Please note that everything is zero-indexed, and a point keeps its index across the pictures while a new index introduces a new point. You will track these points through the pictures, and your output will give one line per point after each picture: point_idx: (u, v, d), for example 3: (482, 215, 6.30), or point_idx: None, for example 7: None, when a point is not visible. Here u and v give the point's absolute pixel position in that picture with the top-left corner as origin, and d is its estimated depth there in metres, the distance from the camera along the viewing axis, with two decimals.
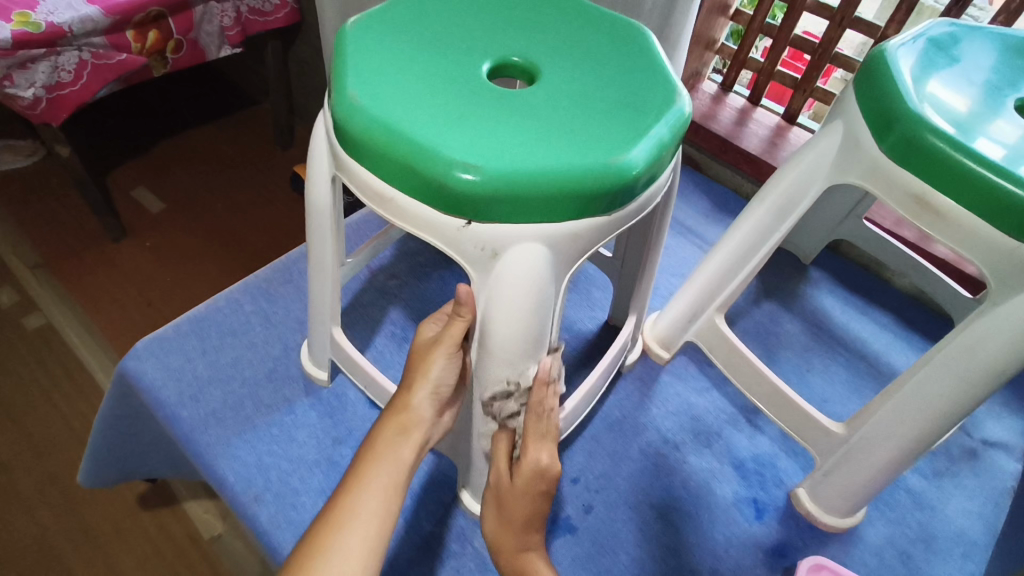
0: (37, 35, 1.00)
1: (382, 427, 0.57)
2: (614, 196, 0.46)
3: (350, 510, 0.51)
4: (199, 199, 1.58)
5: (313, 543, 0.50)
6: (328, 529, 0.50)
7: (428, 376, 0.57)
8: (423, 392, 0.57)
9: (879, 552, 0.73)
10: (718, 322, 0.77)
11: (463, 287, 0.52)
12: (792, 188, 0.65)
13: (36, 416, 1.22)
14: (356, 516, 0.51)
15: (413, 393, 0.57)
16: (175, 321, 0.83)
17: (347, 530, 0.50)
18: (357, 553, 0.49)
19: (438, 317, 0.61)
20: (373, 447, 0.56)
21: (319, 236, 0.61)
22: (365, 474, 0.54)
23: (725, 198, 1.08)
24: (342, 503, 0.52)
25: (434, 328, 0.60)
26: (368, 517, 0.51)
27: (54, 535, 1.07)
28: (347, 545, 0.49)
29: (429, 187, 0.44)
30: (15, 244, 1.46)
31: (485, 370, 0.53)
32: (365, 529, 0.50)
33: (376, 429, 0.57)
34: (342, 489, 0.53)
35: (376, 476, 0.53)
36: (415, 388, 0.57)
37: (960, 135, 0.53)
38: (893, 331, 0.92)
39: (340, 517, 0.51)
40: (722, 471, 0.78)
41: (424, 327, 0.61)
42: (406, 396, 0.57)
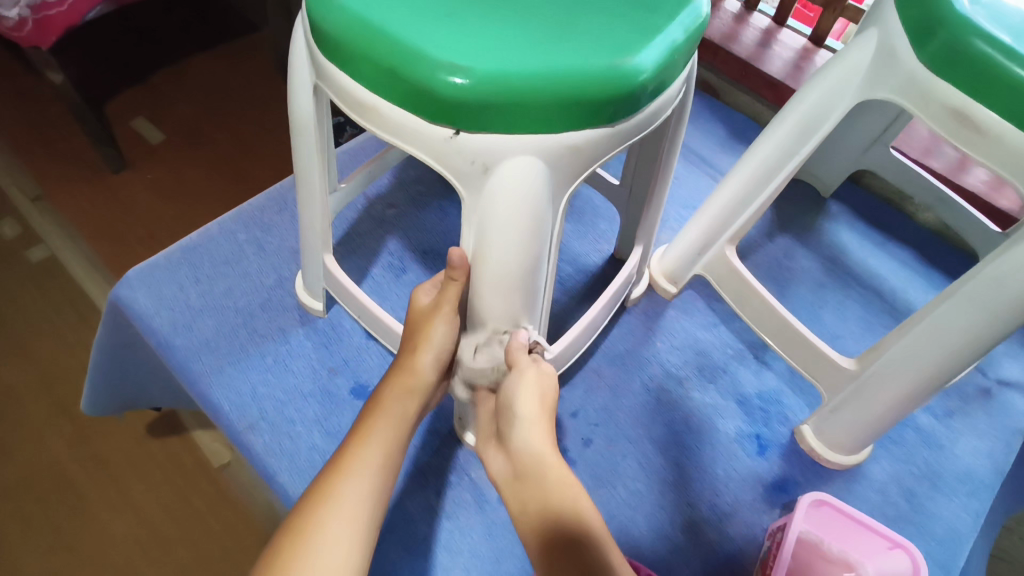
0: None
1: (387, 387, 0.56)
2: (618, 104, 0.42)
3: (358, 459, 0.51)
4: (197, 129, 1.53)
5: (320, 488, 0.49)
6: (335, 476, 0.50)
7: (430, 340, 0.55)
8: (428, 356, 0.55)
9: (882, 489, 0.72)
10: (729, 254, 0.73)
11: (455, 249, 0.49)
12: (816, 106, 0.59)
13: (45, 346, 1.22)
14: (362, 464, 0.50)
15: (418, 354, 0.55)
16: (166, 250, 0.81)
17: (354, 477, 0.50)
18: (364, 500, 0.49)
19: (433, 283, 0.58)
20: (381, 401, 0.55)
21: (305, 158, 0.57)
22: (371, 426, 0.53)
23: (743, 126, 1.02)
24: (349, 452, 0.51)
25: (429, 294, 0.57)
26: (375, 467, 0.51)
27: (68, 460, 1.10)
28: (354, 492, 0.49)
29: (414, 92, 0.40)
30: (13, 174, 1.43)
31: (481, 302, 0.50)
32: (371, 478, 0.50)
33: (382, 387, 0.56)
34: (348, 441, 0.53)
35: (382, 429, 0.53)
36: (420, 349, 0.55)
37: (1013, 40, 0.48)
38: (913, 268, 0.89)
39: (346, 464, 0.50)
40: (726, 407, 0.76)
41: (418, 294, 0.58)
42: (411, 357, 0.55)
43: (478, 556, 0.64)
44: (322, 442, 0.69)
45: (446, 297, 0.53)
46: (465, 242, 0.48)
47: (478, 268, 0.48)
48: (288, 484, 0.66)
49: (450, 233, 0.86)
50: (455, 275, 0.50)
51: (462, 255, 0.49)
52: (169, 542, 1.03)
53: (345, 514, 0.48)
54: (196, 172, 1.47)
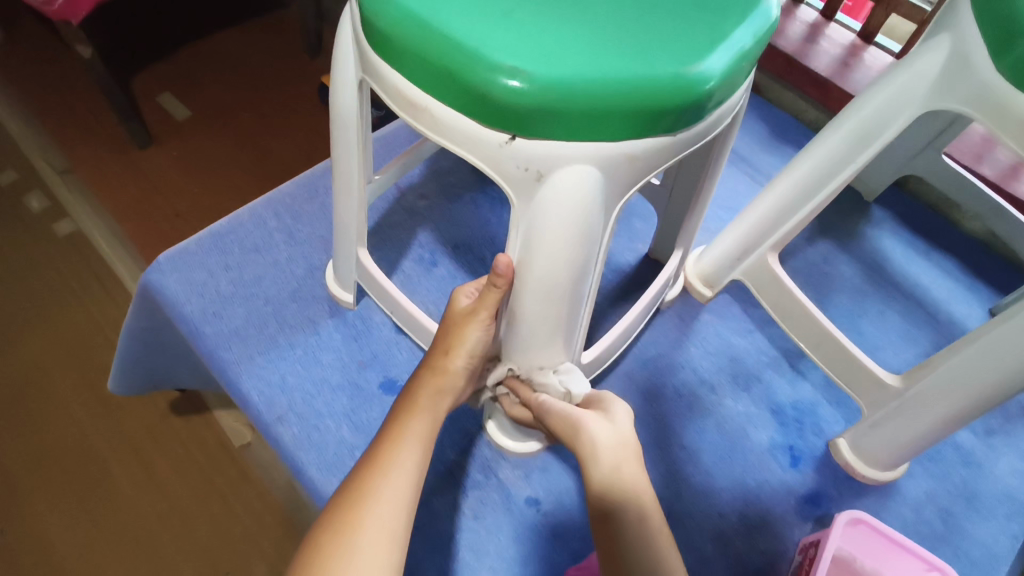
0: None
1: (418, 387, 0.56)
2: (680, 113, 0.40)
3: (395, 455, 0.51)
4: (223, 107, 1.52)
5: (357, 484, 0.49)
6: (372, 471, 0.50)
7: (464, 342, 0.56)
8: (462, 358, 0.56)
9: (918, 507, 0.70)
10: (771, 261, 0.71)
11: (502, 257, 0.47)
12: (876, 114, 0.57)
13: (72, 322, 1.23)
14: (398, 460, 0.50)
15: (452, 356, 0.56)
16: (197, 234, 0.80)
17: (391, 473, 0.49)
18: (402, 495, 0.48)
19: (474, 284, 0.59)
20: (413, 401, 0.55)
21: (344, 149, 0.56)
22: (406, 424, 0.53)
23: (785, 124, 0.98)
24: (385, 448, 0.51)
25: (469, 295, 0.58)
26: (411, 463, 0.50)
27: (93, 436, 1.11)
28: (392, 486, 0.48)
29: (467, 94, 0.39)
30: (42, 148, 1.43)
31: (523, 313, 0.49)
32: (408, 474, 0.50)
33: (413, 384, 0.57)
34: (383, 438, 0.53)
35: (416, 427, 0.53)
36: (454, 351, 0.56)
37: None
38: (957, 278, 0.86)
39: (382, 460, 0.50)
40: (759, 415, 0.75)
41: (459, 295, 0.59)
42: (444, 358, 0.56)
43: (505, 557, 0.63)
44: (350, 437, 0.68)
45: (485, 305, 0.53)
46: (512, 251, 0.46)
47: (524, 279, 0.46)
48: (316, 478, 0.65)
49: (482, 226, 0.85)
50: (498, 283, 0.48)
51: (508, 263, 0.47)
52: (191, 519, 1.04)
53: (385, 508, 0.47)
54: (222, 149, 1.46)
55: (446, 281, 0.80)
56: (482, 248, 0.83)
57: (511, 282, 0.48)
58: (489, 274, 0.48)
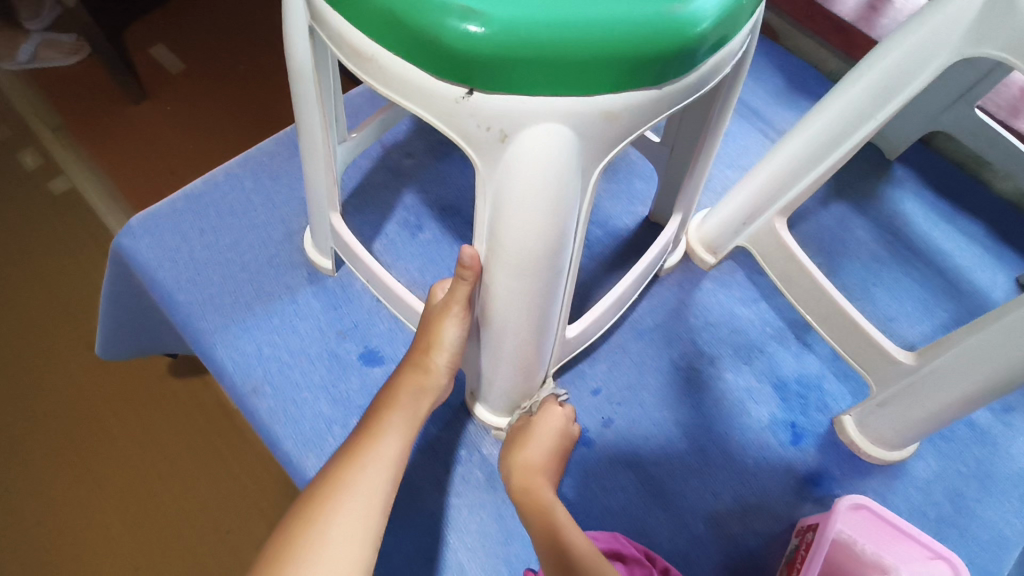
0: None
1: (398, 383, 0.54)
2: (667, 62, 0.35)
3: (372, 446, 0.49)
4: (217, 58, 1.46)
5: (331, 474, 0.47)
6: (348, 463, 0.48)
7: (442, 341, 0.53)
8: (442, 357, 0.54)
9: (926, 489, 0.66)
10: (778, 227, 0.66)
11: (468, 248, 0.46)
12: (900, 64, 0.51)
13: (67, 281, 1.21)
14: (376, 453, 0.49)
15: (432, 354, 0.54)
16: (172, 196, 0.76)
17: (368, 464, 0.48)
18: (379, 488, 0.47)
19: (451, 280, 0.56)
20: (392, 397, 0.53)
21: (305, 106, 0.51)
22: (385, 417, 0.51)
23: (803, 75, 0.91)
24: (363, 440, 0.49)
25: (446, 289, 0.55)
26: (389, 456, 0.49)
27: (91, 396, 1.10)
28: (367, 478, 0.47)
29: (420, 42, 0.34)
30: (34, 105, 1.39)
31: (495, 297, 0.46)
32: (386, 467, 0.48)
33: (393, 381, 0.55)
34: (362, 429, 0.51)
35: (395, 419, 0.51)
36: (433, 350, 0.54)
37: None
38: (983, 244, 0.80)
39: (360, 452, 0.48)
40: (761, 390, 0.71)
41: (435, 291, 0.56)
42: (424, 356, 0.54)
43: (486, 538, 0.61)
44: (327, 410, 0.65)
45: (455, 298, 0.50)
46: (478, 244, 0.45)
47: (489, 261, 0.44)
48: (292, 453, 0.63)
49: (471, 188, 0.80)
50: (465, 275, 0.48)
51: (473, 255, 0.46)
52: (187, 482, 1.03)
53: (359, 501, 0.46)
54: (214, 102, 1.40)
55: (431, 246, 0.75)
56: (470, 211, 0.78)
57: (478, 274, 0.47)
58: (457, 268, 0.48)
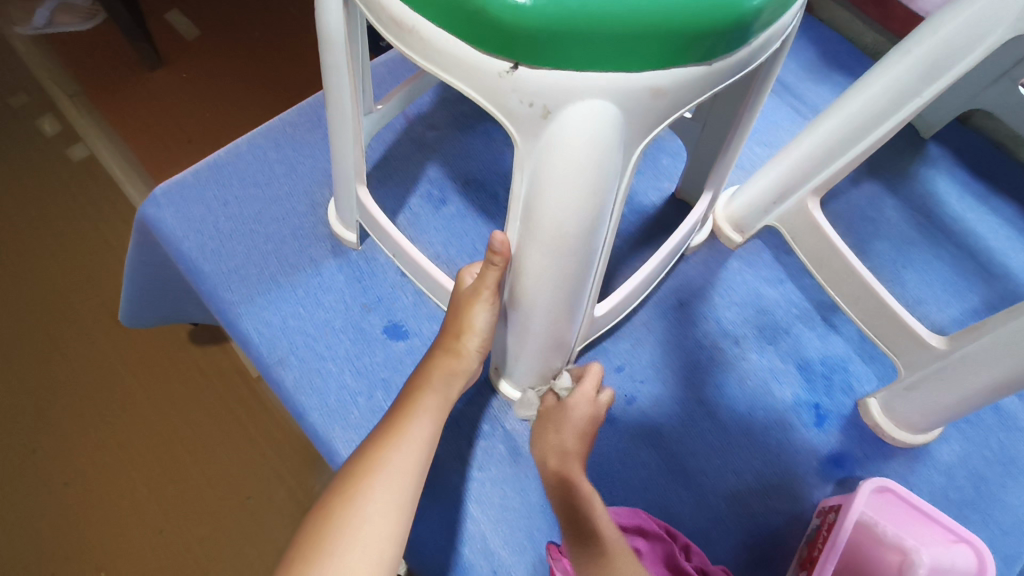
0: None
1: (431, 366, 0.54)
2: (719, 37, 0.34)
3: (405, 428, 0.49)
4: (233, 23, 1.44)
5: (367, 454, 0.48)
6: (382, 443, 0.48)
7: (473, 325, 0.53)
8: (474, 342, 0.54)
9: (949, 472, 0.66)
10: (811, 207, 0.65)
11: (499, 236, 0.46)
12: (952, 39, 0.49)
13: (88, 248, 1.22)
14: (409, 434, 0.49)
15: (463, 339, 0.54)
16: (195, 166, 0.76)
17: (401, 445, 0.48)
18: (412, 469, 0.47)
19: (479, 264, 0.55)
20: (425, 379, 0.53)
21: (336, 76, 0.50)
22: (418, 399, 0.51)
23: (837, 49, 0.88)
24: (396, 421, 0.50)
25: (475, 274, 0.55)
26: (421, 438, 0.49)
27: (115, 362, 1.12)
28: (400, 459, 0.47)
29: (466, 16, 0.33)
30: (51, 70, 1.38)
31: (528, 278, 0.46)
32: (419, 449, 0.49)
33: (424, 364, 0.55)
34: (396, 411, 0.51)
35: (427, 402, 0.51)
36: (464, 334, 0.53)
37: None
38: (1017, 226, 0.78)
39: (394, 432, 0.49)
40: (786, 371, 0.70)
41: (464, 275, 0.56)
42: (456, 340, 0.54)
43: (509, 510, 0.62)
44: (352, 382, 0.66)
45: (484, 283, 0.50)
46: (508, 228, 0.45)
47: (523, 242, 0.43)
48: (318, 424, 0.64)
49: (494, 161, 0.79)
50: (495, 260, 0.47)
51: (504, 241, 0.46)
52: (209, 447, 1.05)
53: (393, 481, 0.46)
54: (231, 69, 1.39)
55: (455, 220, 0.75)
56: (494, 185, 0.77)
57: (508, 260, 0.47)
58: (487, 253, 0.48)
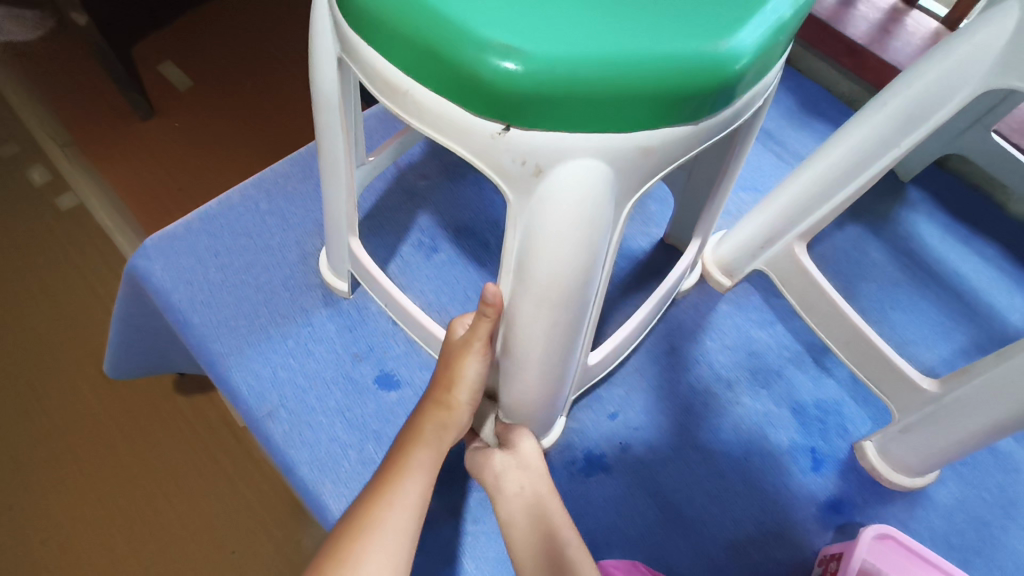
0: None
1: (422, 418, 0.53)
2: (705, 98, 0.35)
3: (397, 485, 0.48)
4: (224, 74, 1.47)
5: (359, 513, 0.47)
6: (374, 501, 0.48)
7: (464, 376, 0.52)
8: (464, 394, 0.53)
9: (949, 515, 0.66)
10: (797, 252, 0.66)
11: (492, 286, 0.45)
12: (927, 92, 0.51)
13: (74, 298, 1.21)
14: (402, 490, 0.48)
15: (454, 391, 0.53)
16: (185, 217, 0.76)
17: (394, 503, 0.47)
18: (406, 527, 0.47)
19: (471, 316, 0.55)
20: (417, 432, 0.52)
21: (328, 133, 0.51)
22: (409, 454, 0.51)
23: (814, 97, 0.91)
24: (388, 478, 0.49)
25: (466, 325, 0.55)
26: (414, 494, 0.48)
27: (97, 413, 1.09)
28: (393, 518, 0.47)
29: (457, 79, 0.34)
30: (42, 120, 1.39)
31: (522, 330, 0.46)
32: (412, 506, 0.48)
33: (417, 415, 0.54)
34: (388, 465, 0.51)
35: (420, 456, 0.51)
36: (456, 387, 0.53)
37: None
38: (998, 265, 0.79)
39: (386, 490, 0.48)
40: (780, 415, 0.70)
41: (454, 326, 0.55)
42: (446, 392, 0.53)
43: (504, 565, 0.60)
44: (343, 434, 0.65)
45: (477, 334, 0.49)
46: (500, 280, 0.45)
47: (516, 295, 0.43)
48: (308, 478, 0.62)
49: (485, 209, 0.80)
50: (487, 312, 0.47)
51: (496, 294, 0.45)
52: (192, 502, 1.02)
53: (386, 541, 0.46)
54: (223, 119, 1.41)
55: (446, 268, 0.75)
56: (485, 233, 0.78)
57: (500, 311, 0.46)
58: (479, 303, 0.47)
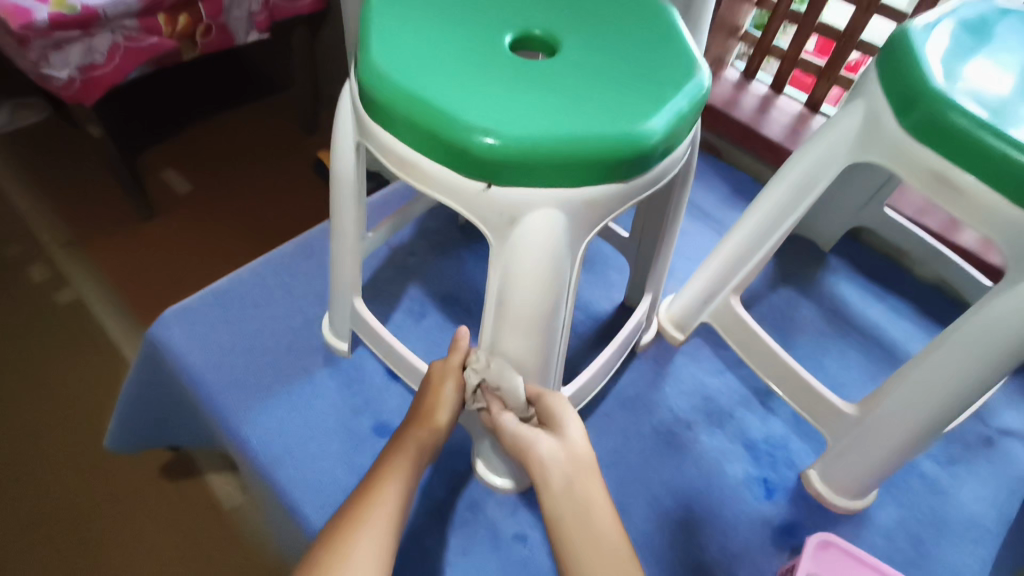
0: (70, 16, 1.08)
1: (406, 434, 0.60)
2: (632, 163, 0.47)
3: (379, 489, 0.54)
4: (221, 181, 1.62)
5: (345, 517, 0.52)
6: (359, 505, 0.53)
7: (443, 398, 0.61)
8: (445, 415, 0.61)
9: (889, 534, 0.73)
10: (734, 304, 0.78)
11: None
12: (812, 166, 0.65)
13: (67, 387, 1.25)
14: (383, 494, 0.53)
15: (437, 412, 0.60)
16: (201, 291, 0.86)
17: (376, 505, 0.52)
18: (386, 526, 0.52)
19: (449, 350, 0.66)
20: (399, 446, 0.58)
21: (342, 207, 0.63)
22: (392, 463, 0.56)
23: (744, 185, 1.08)
24: (372, 484, 0.54)
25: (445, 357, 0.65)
26: (394, 497, 0.54)
27: (82, 497, 1.11)
28: (375, 518, 0.52)
29: (452, 151, 0.46)
30: (49, 224, 1.50)
31: (502, 357, 0.56)
32: (393, 507, 0.53)
33: (401, 432, 0.60)
34: (371, 476, 0.56)
35: (401, 464, 0.56)
36: (438, 408, 0.61)
37: (995, 121, 0.53)
38: (910, 318, 0.93)
39: (369, 494, 0.53)
40: (733, 450, 0.79)
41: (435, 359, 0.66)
42: (429, 412, 0.61)
43: None
44: (343, 477, 0.71)
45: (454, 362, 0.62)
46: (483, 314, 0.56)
47: (497, 324, 0.53)
48: (311, 518, 0.68)
49: (467, 280, 0.91)
50: None
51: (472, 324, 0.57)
52: None
53: (368, 538, 0.50)
54: (220, 219, 1.54)
55: (434, 329, 0.85)
56: (468, 300, 0.89)
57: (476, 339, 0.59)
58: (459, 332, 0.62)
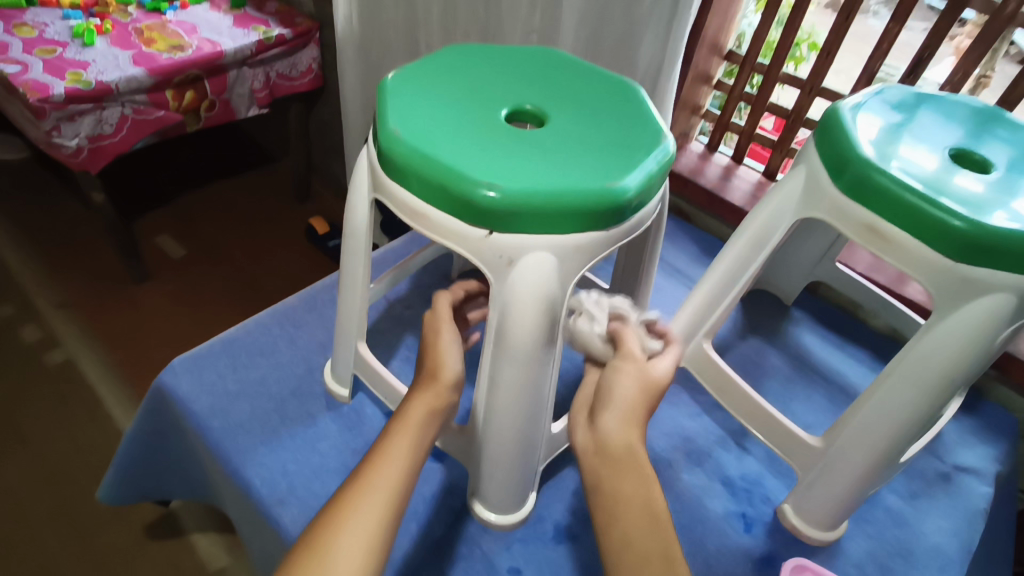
0: (86, 91, 1.16)
1: (410, 407, 0.60)
2: (612, 214, 0.56)
3: (378, 472, 0.54)
4: (216, 246, 1.69)
5: (342, 498, 0.52)
6: (357, 487, 0.53)
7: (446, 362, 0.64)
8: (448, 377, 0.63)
9: (861, 564, 0.78)
10: (706, 348, 0.84)
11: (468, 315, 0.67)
12: (767, 222, 0.74)
13: (52, 447, 1.25)
14: (381, 477, 0.53)
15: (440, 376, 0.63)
16: (208, 342, 0.91)
17: (373, 486, 0.52)
18: (382, 508, 0.51)
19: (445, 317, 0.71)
20: (400, 425, 0.58)
21: (353, 257, 0.70)
22: (393, 442, 0.57)
23: (712, 245, 1.18)
24: (371, 466, 0.54)
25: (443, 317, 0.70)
26: (392, 480, 0.54)
27: (62, 560, 1.09)
28: (371, 500, 0.52)
29: (459, 203, 0.54)
30: (42, 286, 1.53)
31: (499, 388, 0.61)
32: (391, 489, 0.53)
33: (405, 406, 0.61)
34: (370, 457, 0.56)
35: (400, 446, 0.56)
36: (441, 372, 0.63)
37: (929, 190, 0.61)
38: (868, 363, 1.01)
39: (368, 476, 0.54)
40: (713, 487, 0.84)
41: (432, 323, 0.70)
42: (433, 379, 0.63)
43: None
44: None
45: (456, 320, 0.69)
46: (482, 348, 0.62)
47: (495, 355, 0.59)
48: None
49: None
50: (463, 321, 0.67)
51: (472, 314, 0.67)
52: None
53: (364, 518, 0.50)
54: (214, 282, 1.60)
55: None
56: None
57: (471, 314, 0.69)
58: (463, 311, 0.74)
